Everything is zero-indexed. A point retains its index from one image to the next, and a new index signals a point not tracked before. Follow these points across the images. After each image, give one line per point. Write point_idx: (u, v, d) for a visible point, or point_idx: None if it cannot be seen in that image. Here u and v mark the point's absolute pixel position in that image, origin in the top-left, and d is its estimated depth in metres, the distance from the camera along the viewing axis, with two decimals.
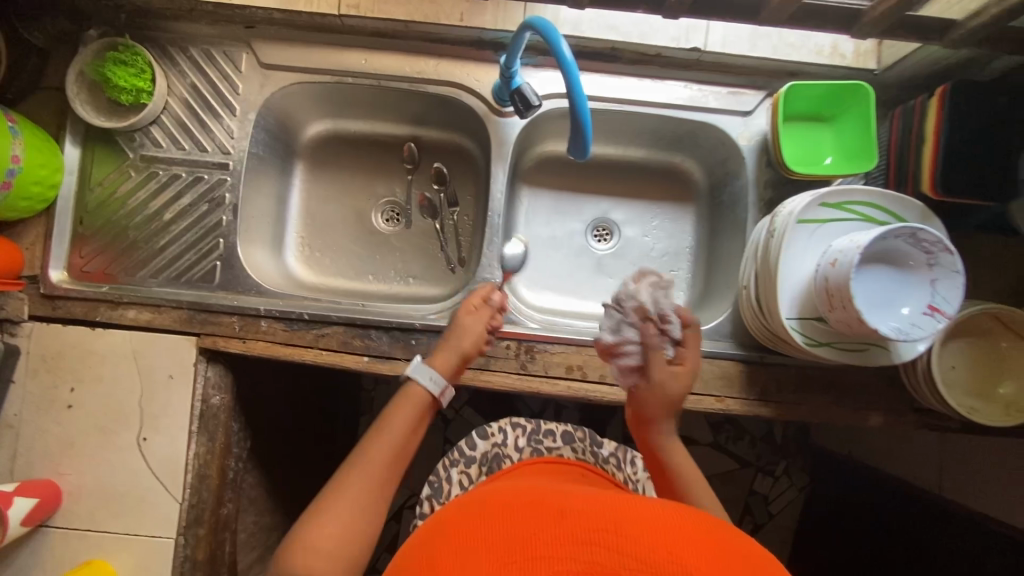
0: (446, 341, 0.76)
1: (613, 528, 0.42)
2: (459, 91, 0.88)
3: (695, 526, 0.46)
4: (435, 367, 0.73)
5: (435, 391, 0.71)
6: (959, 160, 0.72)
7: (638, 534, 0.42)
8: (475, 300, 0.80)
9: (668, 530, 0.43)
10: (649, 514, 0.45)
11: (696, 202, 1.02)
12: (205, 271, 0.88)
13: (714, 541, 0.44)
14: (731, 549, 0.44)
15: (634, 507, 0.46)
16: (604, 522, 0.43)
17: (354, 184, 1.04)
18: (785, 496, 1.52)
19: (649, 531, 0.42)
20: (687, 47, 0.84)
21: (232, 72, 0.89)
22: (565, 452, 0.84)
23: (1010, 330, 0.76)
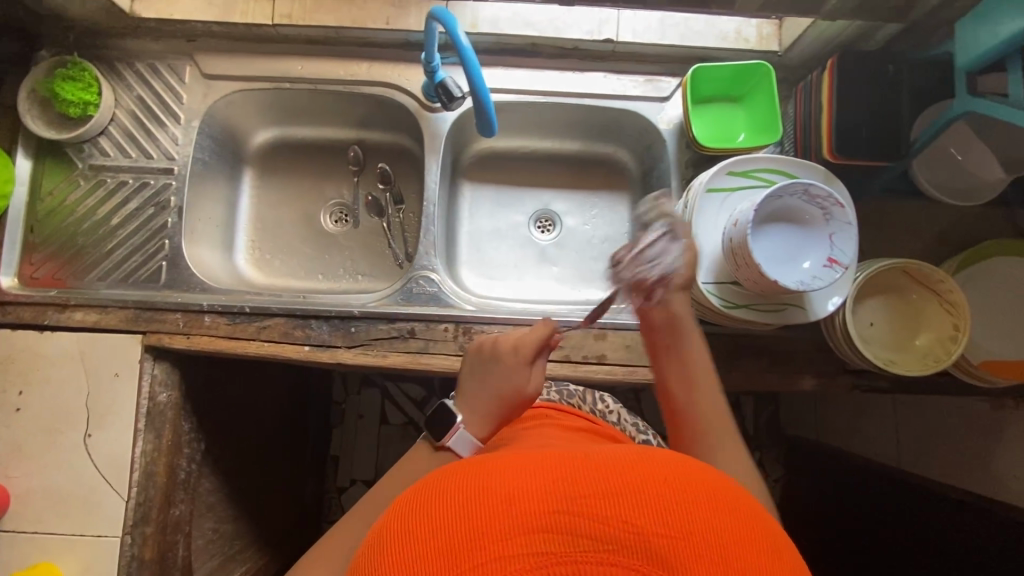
0: (490, 402, 0.65)
1: (569, 495, 0.37)
2: (391, 90, 0.94)
3: (666, 464, 0.40)
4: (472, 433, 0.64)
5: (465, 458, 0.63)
6: (854, 124, 0.76)
7: (598, 501, 0.36)
8: (529, 355, 0.66)
9: (634, 484, 0.37)
10: (615, 463, 0.39)
11: (631, 189, 1.06)
12: (151, 272, 0.91)
13: (688, 482, 0.39)
14: (708, 485, 0.39)
15: (598, 457, 0.40)
16: (561, 488, 0.37)
17: (303, 188, 1.08)
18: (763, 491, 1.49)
19: (611, 492, 0.37)
20: (600, 38, 0.90)
21: (176, 83, 0.94)
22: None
23: (917, 281, 0.79)
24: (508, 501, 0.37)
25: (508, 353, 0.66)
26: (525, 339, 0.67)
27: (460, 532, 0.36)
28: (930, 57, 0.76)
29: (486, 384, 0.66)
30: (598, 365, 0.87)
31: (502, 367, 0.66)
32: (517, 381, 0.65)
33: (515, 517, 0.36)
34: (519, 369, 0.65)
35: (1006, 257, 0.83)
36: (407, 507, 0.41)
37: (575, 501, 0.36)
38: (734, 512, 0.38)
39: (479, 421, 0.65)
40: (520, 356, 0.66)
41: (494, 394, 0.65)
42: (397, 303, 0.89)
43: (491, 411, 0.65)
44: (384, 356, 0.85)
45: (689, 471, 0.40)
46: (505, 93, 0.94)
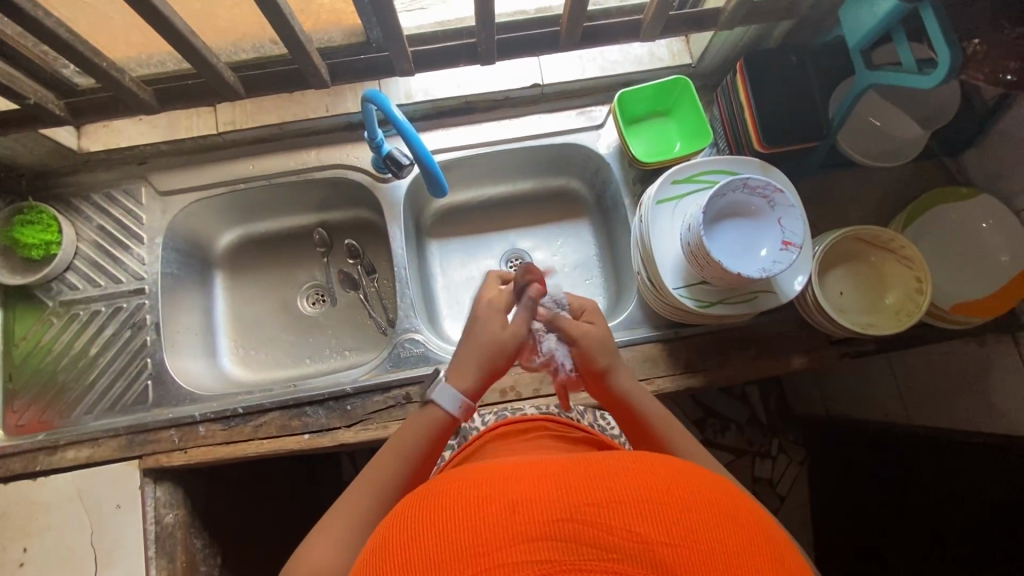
0: (472, 351, 0.67)
1: (573, 502, 0.37)
2: (343, 170, 0.98)
3: (671, 473, 0.40)
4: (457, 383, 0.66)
5: (452, 409, 0.65)
6: (773, 115, 0.82)
7: (602, 509, 0.36)
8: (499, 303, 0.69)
9: (637, 494, 0.38)
10: (618, 474, 0.39)
11: (589, 213, 1.10)
12: (137, 393, 0.90)
13: (690, 491, 0.39)
14: (712, 495, 0.39)
15: (603, 467, 0.40)
16: (565, 498, 0.37)
17: (275, 278, 1.09)
18: (790, 476, 1.44)
19: (614, 501, 0.37)
20: (528, 84, 0.96)
21: (134, 206, 0.97)
22: (530, 411, 0.80)
23: (871, 244, 0.83)
24: (510, 509, 0.37)
25: (481, 307, 0.69)
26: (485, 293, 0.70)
27: (463, 535, 0.36)
28: (825, 43, 0.83)
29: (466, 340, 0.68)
30: None
31: (476, 318, 0.68)
32: (489, 324, 0.67)
33: (518, 522, 0.36)
34: (491, 314, 0.68)
35: (942, 204, 0.88)
36: (409, 514, 0.40)
37: (579, 509, 0.36)
38: (736, 520, 0.38)
39: (464, 372, 0.66)
40: (490, 305, 0.68)
41: (475, 344, 0.67)
42: (387, 371, 0.89)
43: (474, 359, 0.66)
44: (384, 426, 0.85)
45: (695, 480, 0.40)
46: (451, 151, 0.99)
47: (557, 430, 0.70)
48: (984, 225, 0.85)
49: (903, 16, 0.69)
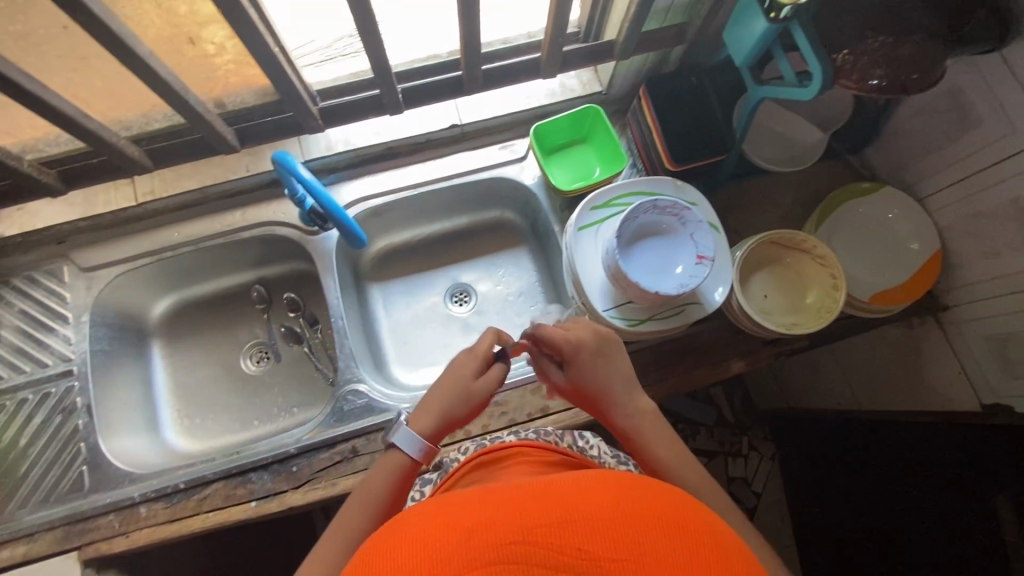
0: (435, 399, 0.68)
1: (525, 524, 0.37)
2: (270, 227, 0.97)
3: (626, 490, 0.41)
4: (421, 432, 0.66)
5: (412, 457, 0.65)
6: (679, 135, 0.85)
7: (554, 529, 0.37)
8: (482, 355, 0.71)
9: (591, 511, 0.38)
10: (574, 492, 0.40)
11: (526, 241, 1.11)
12: (72, 481, 0.87)
13: (645, 505, 0.40)
14: (668, 510, 0.40)
15: (560, 487, 0.41)
16: (519, 520, 0.38)
17: (216, 342, 1.07)
18: (763, 471, 1.41)
19: (566, 519, 0.37)
20: (446, 125, 0.99)
21: (56, 286, 0.94)
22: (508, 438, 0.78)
23: (786, 248, 0.87)
24: (465, 535, 0.37)
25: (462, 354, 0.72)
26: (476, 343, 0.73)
27: (417, 564, 0.36)
28: (719, 63, 0.88)
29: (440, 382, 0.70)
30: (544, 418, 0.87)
31: (453, 361, 0.71)
32: (463, 375, 0.69)
33: (471, 548, 0.36)
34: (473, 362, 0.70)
35: (853, 200, 0.93)
36: (367, 551, 0.40)
37: (532, 531, 0.37)
38: (689, 531, 0.38)
39: (426, 416, 0.67)
40: (470, 354, 0.71)
41: (447, 391, 0.68)
42: (331, 426, 0.88)
43: (446, 408, 0.67)
44: (334, 484, 0.83)
45: (647, 494, 0.41)
46: (381, 197, 0.99)
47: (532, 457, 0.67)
48: (891, 216, 0.91)
49: (778, 36, 0.73)
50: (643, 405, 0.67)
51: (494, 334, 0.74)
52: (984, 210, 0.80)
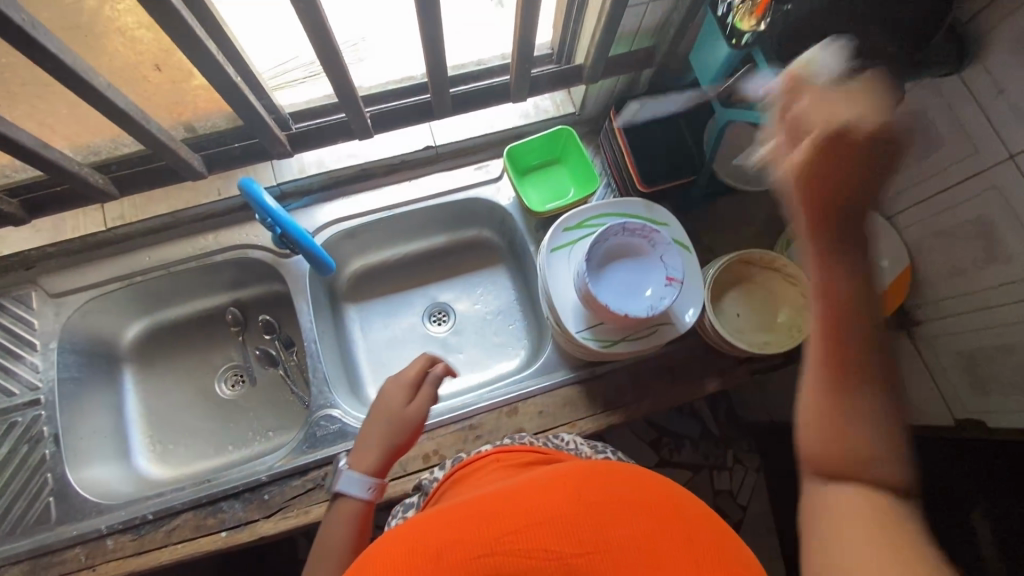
0: (372, 433, 0.72)
1: (493, 538, 0.44)
2: (242, 250, 0.97)
3: (575, 481, 0.48)
4: (365, 470, 0.71)
5: (365, 494, 0.70)
6: (650, 156, 0.86)
7: (518, 536, 0.44)
8: (409, 383, 0.74)
9: (546, 511, 0.45)
10: (538, 491, 0.47)
11: (504, 259, 1.11)
12: (39, 513, 0.85)
13: (601, 493, 0.47)
14: (613, 488, 0.47)
15: (519, 493, 0.48)
16: (486, 534, 0.44)
17: (190, 365, 1.05)
18: (748, 484, 1.38)
19: (529, 524, 0.44)
20: (420, 147, 0.99)
21: (24, 312, 0.92)
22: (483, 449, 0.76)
23: (758, 266, 0.87)
24: (441, 554, 0.43)
25: (391, 384, 0.75)
26: (403, 371, 0.75)
27: None
28: (687, 86, 0.89)
29: (374, 417, 0.74)
30: None
31: (383, 392, 0.74)
32: (394, 406, 0.72)
33: (448, 567, 0.42)
34: (403, 392, 0.73)
35: None
36: None
37: (499, 543, 0.43)
38: (633, 502, 0.46)
39: (368, 454, 0.72)
40: (397, 385, 0.74)
41: (381, 425, 0.72)
42: (304, 453, 0.87)
43: (386, 440, 0.72)
44: (307, 511, 0.82)
45: (593, 478, 0.48)
46: (356, 219, 0.99)
47: (509, 459, 0.65)
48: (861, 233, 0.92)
49: (741, 60, 0.75)
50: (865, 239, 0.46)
51: (424, 357, 0.77)
52: (951, 227, 0.81)
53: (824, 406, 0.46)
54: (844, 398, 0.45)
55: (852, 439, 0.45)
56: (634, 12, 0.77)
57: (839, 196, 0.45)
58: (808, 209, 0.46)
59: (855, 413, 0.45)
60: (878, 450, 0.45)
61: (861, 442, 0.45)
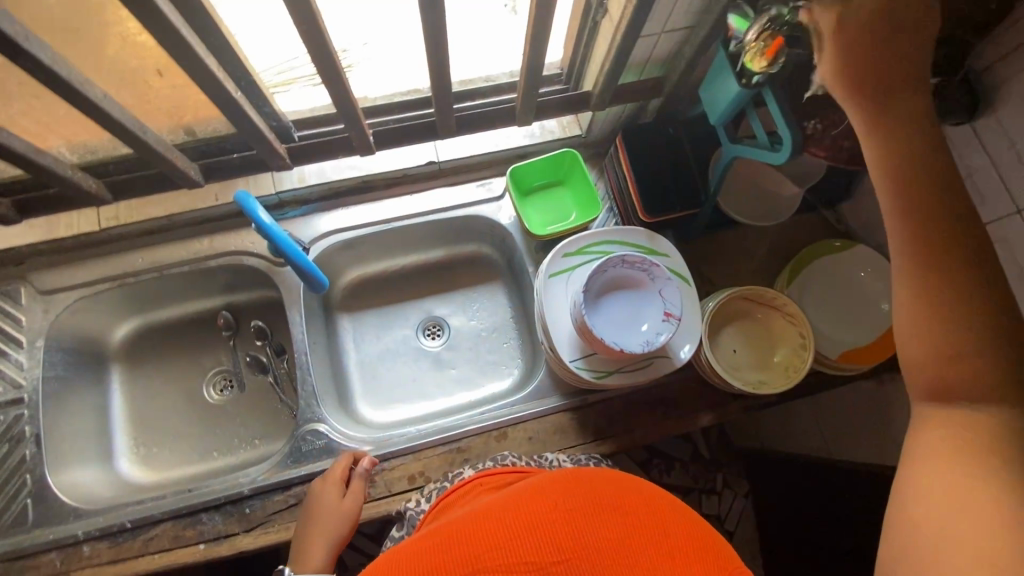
0: (314, 531, 0.75)
1: (471, 557, 0.42)
2: (237, 257, 0.96)
3: (552, 489, 0.47)
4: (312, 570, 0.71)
5: None
6: (653, 187, 0.85)
7: (496, 554, 0.42)
8: (339, 478, 0.79)
9: (523, 526, 0.44)
10: (518, 503, 0.46)
11: (502, 276, 1.10)
12: (15, 514, 0.84)
13: (578, 500, 0.46)
14: (590, 494, 0.46)
15: (495, 508, 0.46)
16: (463, 553, 0.43)
17: (179, 368, 1.04)
18: (737, 511, 1.31)
19: (507, 542, 0.43)
20: (423, 162, 0.99)
21: (12, 308, 0.91)
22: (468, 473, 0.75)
23: (758, 303, 0.86)
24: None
25: (321, 484, 0.80)
26: (331, 470, 0.81)
27: None
28: (695, 117, 0.88)
29: (311, 519, 0.76)
30: None
31: (315, 496, 0.78)
32: (331, 500, 0.77)
33: None
34: (335, 489, 0.79)
35: (826, 255, 0.93)
36: None
37: (477, 561, 0.42)
38: (612, 508, 0.45)
39: (313, 552, 0.73)
40: (330, 483, 0.79)
41: (320, 521, 0.75)
42: (289, 467, 0.86)
43: (330, 532, 0.74)
44: (286, 528, 0.81)
45: (569, 484, 0.47)
46: (354, 230, 0.98)
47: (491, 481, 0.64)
48: (864, 274, 0.91)
49: (751, 98, 0.73)
50: (919, 124, 0.48)
51: (350, 454, 0.83)
52: None
53: (923, 325, 0.47)
54: (944, 315, 0.46)
55: (956, 344, 0.45)
56: (645, 42, 0.76)
57: (872, 81, 0.47)
58: (852, 98, 0.49)
59: (946, 320, 0.46)
60: (973, 369, 0.45)
61: (955, 348, 0.45)
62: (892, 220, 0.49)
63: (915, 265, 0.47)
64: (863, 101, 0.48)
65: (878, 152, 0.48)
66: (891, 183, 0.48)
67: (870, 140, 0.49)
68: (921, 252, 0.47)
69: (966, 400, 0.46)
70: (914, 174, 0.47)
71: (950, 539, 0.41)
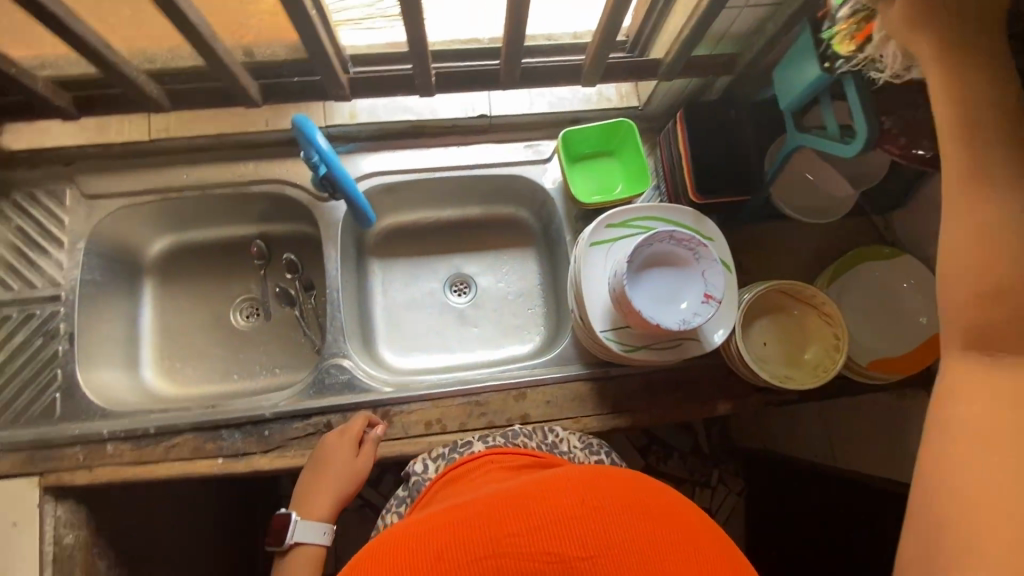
0: (323, 486, 0.79)
1: (490, 541, 0.44)
2: (279, 186, 0.96)
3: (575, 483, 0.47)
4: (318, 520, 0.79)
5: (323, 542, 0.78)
6: (709, 167, 0.84)
7: (515, 541, 0.44)
8: (354, 439, 0.81)
9: (544, 517, 0.45)
10: (541, 494, 0.47)
11: (536, 242, 1.09)
12: (44, 406, 0.86)
13: (600, 497, 0.46)
14: (611, 493, 0.47)
15: (516, 494, 0.47)
16: (483, 538, 0.44)
17: (209, 290, 1.05)
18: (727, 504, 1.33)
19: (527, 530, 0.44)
20: (475, 114, 0.99)
21: (56, 207, 0.92)
22: (477, 447, 0.77)
23: (796, 299, 0.85)
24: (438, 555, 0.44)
25: (336, 439, 0.81)
26: (349, 427, 0.82)
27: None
28: (761, 101, 0.86)
29: (323, 472, 0.80)
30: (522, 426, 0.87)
31: (329, 451, 0.80)
32: (345, 460, 0.79)
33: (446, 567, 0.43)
34: (349, 449, 0.80)
35: (869, 263, 0.91)
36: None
37: (495, 546, 0.44)
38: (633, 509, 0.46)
39: (321, 505, 0.79)
40: (345, 441, 0.81)
41: (331, 478, 0.79)
42: (311, 396, 0.87)
43: (338, 489, 0.79)
44: (303, 454, 0.84)
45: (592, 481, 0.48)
46: (398, 175, 0.98)
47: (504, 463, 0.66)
48: (905, 285, 0.89)
49: (829, 85, 0.70)
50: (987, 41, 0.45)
51: (364, 417, 0.84)
52: None
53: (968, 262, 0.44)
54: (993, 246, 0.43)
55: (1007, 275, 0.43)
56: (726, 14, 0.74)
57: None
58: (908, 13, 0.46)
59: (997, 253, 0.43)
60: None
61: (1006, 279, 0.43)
62: (949, 141, 0.45)
63: (961, 192, 0.45)
64: (933, 20, 0.45)
65: (937, 69, 0.45)
66: (952, 103, 0.45)
67: (932, 57, 0.46)
68: (978, 172, 0.44)
69: (1004, 350, 0.43)
70: (984, 86, 0.44)
71: (969, 486, 0.41)
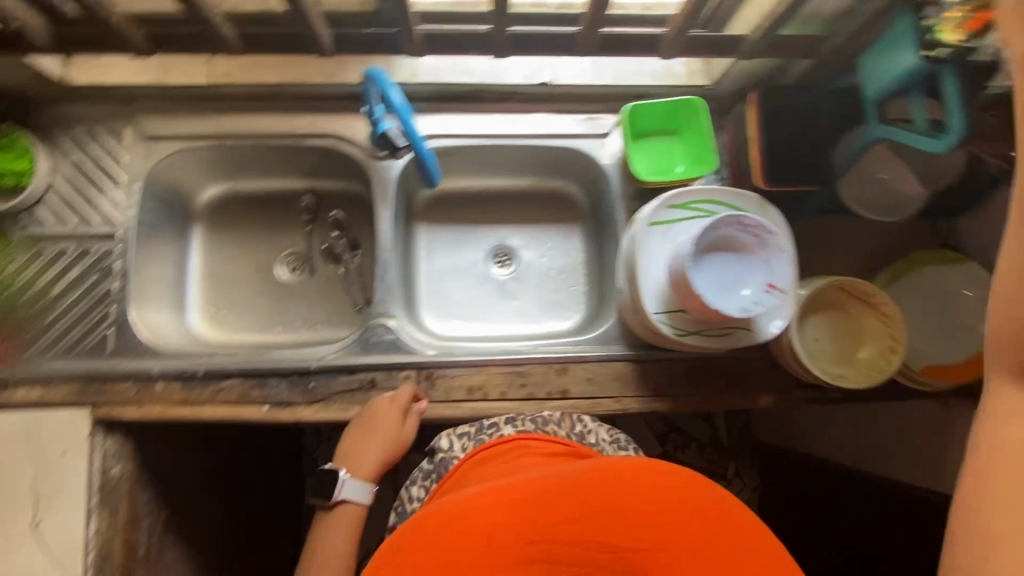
0: (369, 446, 0.83)
1: None
2: (336, 141, 0.95)
3: None
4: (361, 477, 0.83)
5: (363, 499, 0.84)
6: (780, 154, 0.83)
7: None
8: (403, 406, 0.83)
9: None
10: None
11: (583, 219, 1.08)
12: (97, 340, 0.87)
13: None
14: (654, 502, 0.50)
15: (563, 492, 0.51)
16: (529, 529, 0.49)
17: (255, 241, 1.06)
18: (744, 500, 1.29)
19: None
20: (537, 82, 0.96)
21: (116, 145, 0.93)
22: (507, 431, 0.77)
23: (853, 297, 0.83)
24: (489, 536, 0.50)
25: (385, 403, 0.83)
26: (399, 394, 0.84)
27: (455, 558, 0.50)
28: (841, 88, 0.83)
29: (370, 434, 0.83)
30: (562, 400, 0.87)
31: (377, 415, 0.83)
32: (392, 426, 0.82)
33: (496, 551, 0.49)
34: (397, 416, 0.83)
35: (930, 266, 0.89)
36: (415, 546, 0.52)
37: None
38: None
39: (365, 463, 0.83)
40: (393, 407, 0.83)
41: (377, 440, 0.83)
42: (356, 352, 0.88)
43: (382, 451, 0.83)
44: (346, 408, 0.85)
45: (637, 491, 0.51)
46: (454, 139, 0.96)
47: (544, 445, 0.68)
48: (967, 293, 0.86)
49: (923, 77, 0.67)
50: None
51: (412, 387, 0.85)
52: None
53: None
54: None
55: None
56: None
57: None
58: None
59: None
60: None
61: None
62: None
63: None
64: None
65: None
66: None
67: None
68: None
69: None
70: None
71: None
